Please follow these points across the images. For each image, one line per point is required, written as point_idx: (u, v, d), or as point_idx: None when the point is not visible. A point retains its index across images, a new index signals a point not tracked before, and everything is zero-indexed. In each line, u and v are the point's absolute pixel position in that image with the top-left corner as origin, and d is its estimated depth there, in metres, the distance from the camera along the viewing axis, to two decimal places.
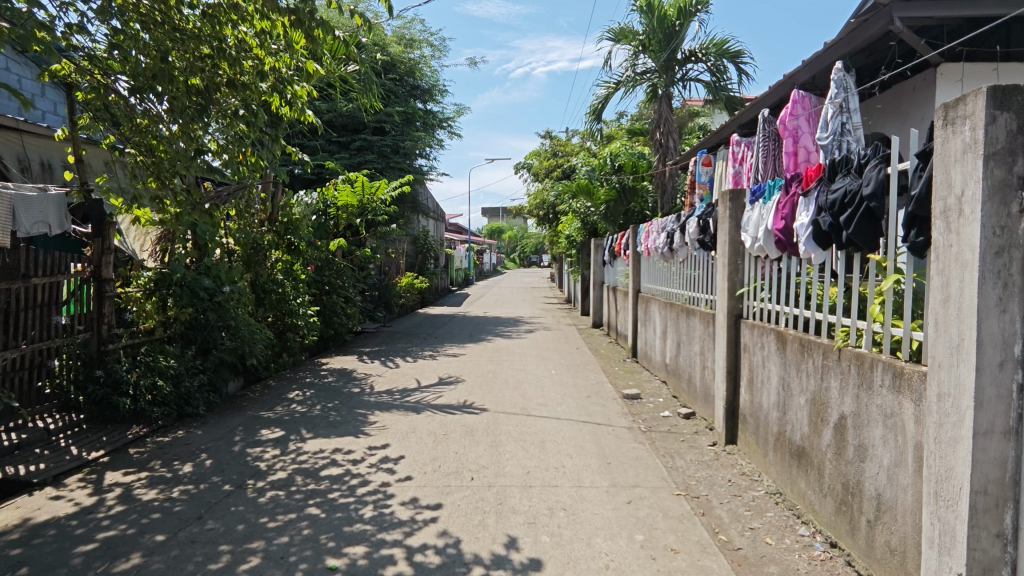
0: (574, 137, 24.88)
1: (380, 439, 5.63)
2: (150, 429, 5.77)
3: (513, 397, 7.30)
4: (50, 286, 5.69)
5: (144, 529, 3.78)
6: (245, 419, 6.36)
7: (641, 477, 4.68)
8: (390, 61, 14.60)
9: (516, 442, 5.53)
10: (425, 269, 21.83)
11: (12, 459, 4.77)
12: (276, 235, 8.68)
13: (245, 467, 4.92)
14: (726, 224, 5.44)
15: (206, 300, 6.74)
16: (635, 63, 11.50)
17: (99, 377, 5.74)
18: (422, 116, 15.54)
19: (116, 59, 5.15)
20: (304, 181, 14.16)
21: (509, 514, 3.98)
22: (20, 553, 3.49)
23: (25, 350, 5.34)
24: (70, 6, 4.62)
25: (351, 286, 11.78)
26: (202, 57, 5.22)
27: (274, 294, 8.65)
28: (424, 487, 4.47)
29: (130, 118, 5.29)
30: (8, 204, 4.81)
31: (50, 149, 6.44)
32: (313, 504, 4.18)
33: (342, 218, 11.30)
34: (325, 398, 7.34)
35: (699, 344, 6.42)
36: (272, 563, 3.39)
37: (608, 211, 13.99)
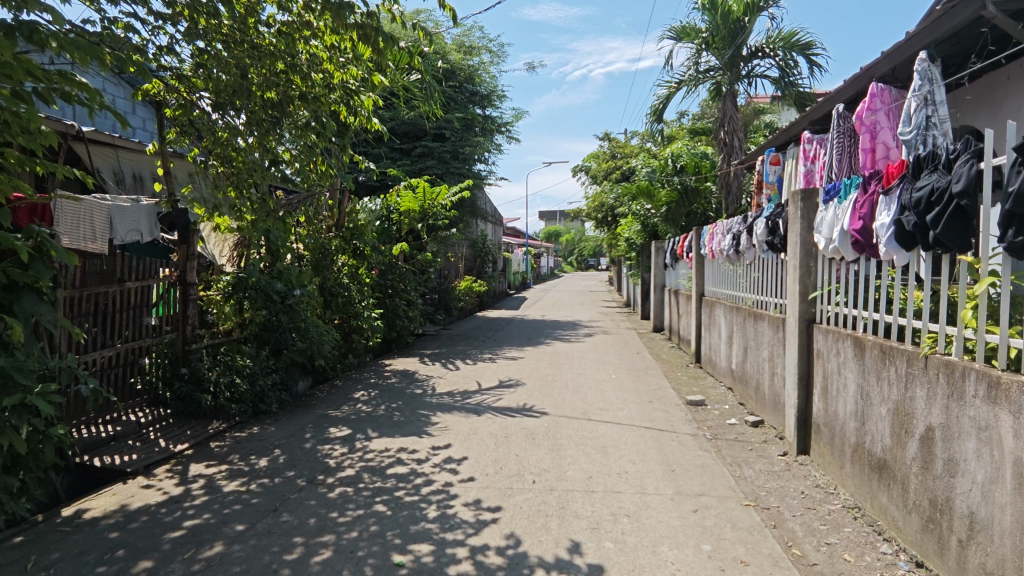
0: (633, 138, 24.55)
1: (443, 440, 5.74)
2: (228, 425, 6.11)
3: (574, 401, 7.26)
4: (142, 289, 6.13)
5: (226, 519, 4.01)
6: (314, 417, 6.62)
7: (707, 486, 4.56)
8: (450, 69, 14.88)
9: (577, 446, 5.51)
10: (483, 272, 22.09)
11: (109, 449, 5.15)
12: (343, 240, 9.02)
13: (316, 463, 5.13)
14: (797, 224, 5.22)
15: (279, 302, 7.09)
16: (698, 61, 11.22)
17: (184, 375, 6.16)
18: (481, 122, 15.74)
19: (200, 75, 5.49)
20: (368, 188, 14.63)
21: (572, 519, 3.97)
22: (118, 537, 3.77)
23: (120, 348, 5.75)
24: (161, 29, 4.98)
25: (413, 289, 12.05)
26: (277, 73, 5.52)
27: (340, 297, 8.96)
28: (487, 489, 4.52)
29: (212, 132, 5.67)
30: (104, 214, 5.21)
31: (141, 163, 6.92)
32: (380, 502, 4.31)
33: (405, 223, 11.58)
34: (389, 399, 7.54)
35: (768, 350, 6.19)
36: (342, 557, 3.51)
37: (669, 213, 13.72)
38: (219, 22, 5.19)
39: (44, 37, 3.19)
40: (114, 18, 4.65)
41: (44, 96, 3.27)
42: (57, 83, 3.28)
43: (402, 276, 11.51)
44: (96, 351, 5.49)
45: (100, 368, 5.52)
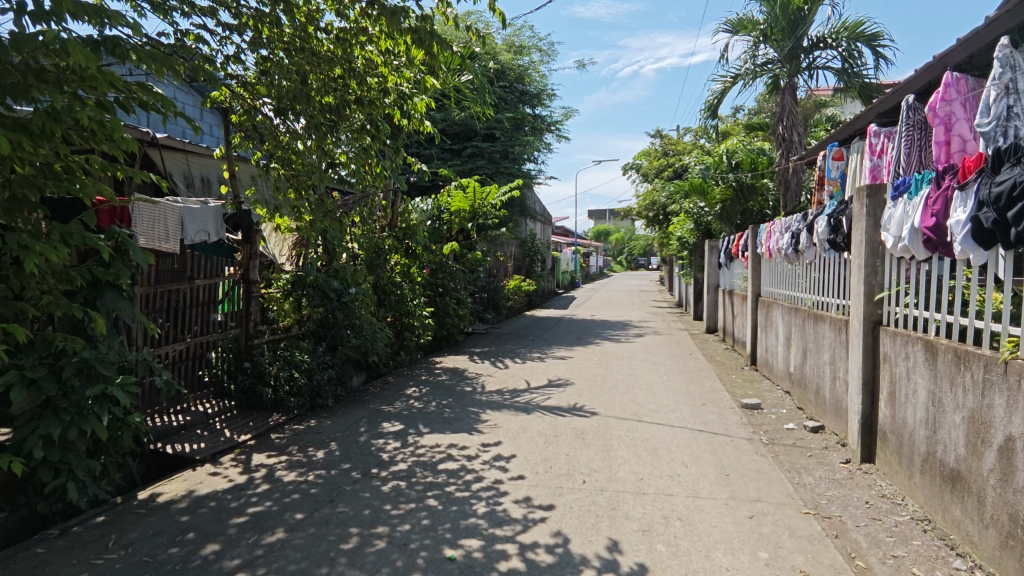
0: (686, 135, 23.99)
1: (493, 437, 5.79)
2: (288, 417, 6.37)
3: (624, 402, 7.18)
4: (209, 287, 6.43)
5: (286, 507, 4.18)
6: (368, 412, 6.81)
7: (763, 492, 4.42)
8: (501, 69, 14.97)
9: (628, 447, 5.45)
10: (531, 272, 22.14)
11: (179, 437, 5.45)
12: (395, 240, 9.23)
13: (370, 457, 5.28)
14: (862, 221, 5.00)
15: (335, 300, 7.33)
16: (755, 54, 10.88)
17: (247, 368, 6.49)
18: (531, 121, 15.78)
19: (262, 82, 5.75)
20: (420, 188, 14.90)
21: (623, 520, 3.94)
22: (188, 520, 3.98)
23: (189, 343, 6.07)
24: (228, 40, 5.24)
25: (463, 288, 12.20)
26: (335, 78, 5.74)
27: (393, 295, 9.17)
28: (536, 487, 4.53)
29: (274, 136, 5.92)
30: (176, 216, 5.52)
31: (209, 166, 7.26)
32: (431, 496, 4.40)
33: (455, 222, 11.74)
34: (439, 396, 7.67)
35: (829, 353, 5.94)
36: (396, 548, 3.61)
37: (724, 211, 13.37)
38: (281, 30, 5.42)
39: (125, 50, 3.41)
40: (185, 30, 4.95)
41: (125, 106, 3.49)
42: (136, 94, 3.51)
43: (452, 275, 11.67)
44: (169, 344, 5.82)
45: (172, 361, 5.86)
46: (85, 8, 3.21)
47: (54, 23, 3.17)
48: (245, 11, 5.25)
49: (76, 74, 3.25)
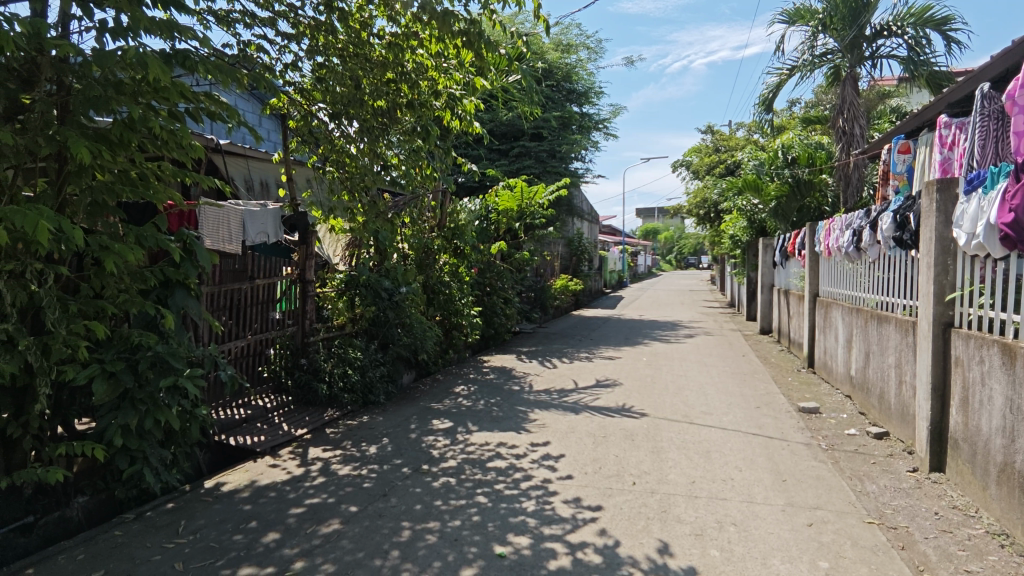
0: (739, 130, 23.32)
1: (542, 437, 5.80)
2: (342, 413, 6.56)
3: (675, 403, 7.05)
4: (269, 286, 6.68)
5: (342, 500, 4.32)
6: (418, 409, 6.94)
7: (823, 499, 4.26)
8: (548, 68, 14.97)
9: (679, 450, 5.36)
10: (578, 271, 21.98)
11: (242, 430, 5.70)
12: (444, 240, 9.39)
13: (420, 453, 5.39)
14: (933, 217, 4.74)
15: (386, 299, 7.51)
16: (814, 45, 10.46)
17: (303, 365, 6.75)
18: (578, 120, 15.73)
19: (318, 88, 5.97)
20: (467, 189, 15.04)
21: (674, 523, 3.87)
22: (250, 509, 4.17)
23: (250, 340, 6.33)
24: (286, 49, 5.48)
25: (510, 287, 12.26)
26: (386, 83, 5.88)
27: (441, 295, 9.29)
28: (585, 487, 4.52)
29: (329, 140, 6.11)
30: (237, 218, 5.78)
31: (268, 170, 7.53)
32: (481, 493, 4.45)
33: (502, 222, 11.80)
34: (487, 394, 7.74)
35: (895, 356, 5.66)
36: (447, 543, 3.66)
37: (778, 208, 12.92)
38: (336, 37, 5.60)
39: (194, 63, 3.59)
40: (247, 41, 5.19)
41: (194, 116, 3.71)
42: (204, 103, 3.70)
43: (500, 275, 11.73)
44: (232, 341, 6.07)
45: (235, 357, 6.10)
46: (158, 25, 3.41)
47: (130, 39, 3.38)
48: (302, 20, 5.45)
49: (150, 86, 3.44)
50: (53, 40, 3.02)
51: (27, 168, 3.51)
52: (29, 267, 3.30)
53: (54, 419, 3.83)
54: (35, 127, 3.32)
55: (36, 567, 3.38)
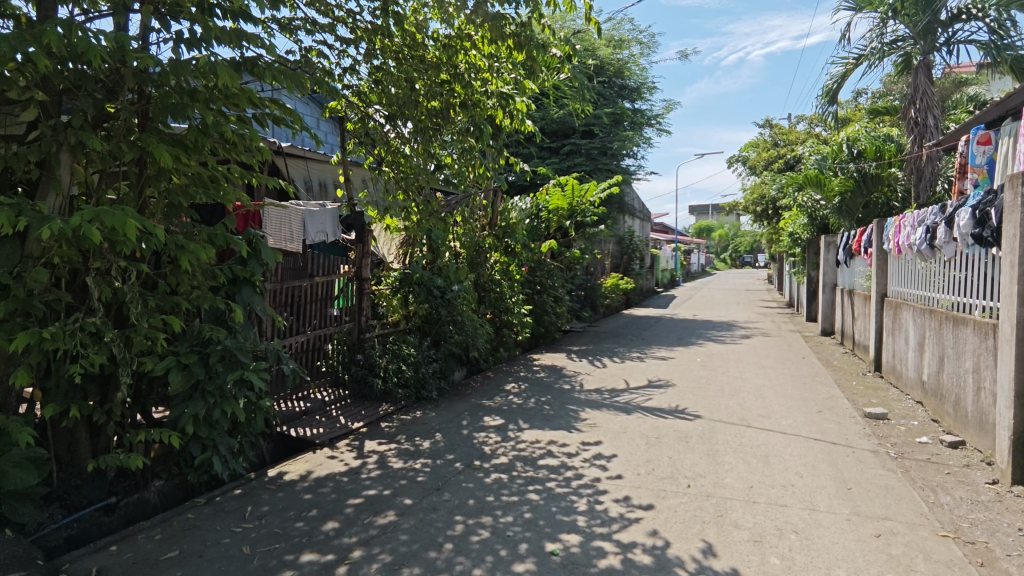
0: (799, 123, 22.43)
1: (593, 436, 5.77)
2: (396, 408, 6.71)
3: (731, 406, 6.87)
4: (327, 284, 6.90)
5: (397, 492, 4.43)
6: (469, 406, 7.03)
7: (892, 510, 4.05)
8: (600, 65, 14.88)
9: (735, 453, 5.22)
10: (630, 270, 21.69)
11: (302, 422, 5.92)
12: (495, 238, 9.49)
13: (473, 449, 5.46)
14: (1015, 214, 4.43)
15: (439, 297, 7.61)
16: (883, 32, 9.94)
17: (360, 360, 6.95)
18: (631, 116, 15.55)
19: (374, 90, 6.12)
20: (518, 187, 15.08)
21: (731, 528, 3.78)
22: (311, 498, 4.33)
23: (310, 335, 6.56)
24: (344, 54, 5.66)
25: (560, 286, 12.23)
26: (441, 84, 6.01)
27: (492, 293, 9.33)
28: (638, 488, 4.46)
29: (385, 142, 6.29)
30: (299, 219, 5.99)
31: (326, 172, 7.74)
32: (533, 490, 4.47)
33: (553, 220, 11.79)
34: (538, 392, 7.76)
35: (971, 360, 5.34)
36: (500, 539, 3.70)
37: (842, 204, 12.33)
38: (392, 40, 5.73)
39: (261, 70, 3.76)
40: (308, 47, 5.39)
41: (261, 121, 3.89)
42: (269, 109, 3.88)
43: (550, 273, 11.72)
44: (293, 336, 6.31)
45: (296, 351, 6.34)
46: (228, 34, 3.59)
47: (203, 48, 3.56)
48: (360, 24, 5.58)
49: (221, 93, 3.62)
50: (135, 52, 3.22)
51: (112, 172, 3.77)
52: (114, 265, 3.57)
53: (134, 407, 4.08)
54: (119, 134, 3.57)
55: (119, 544, 3.63)
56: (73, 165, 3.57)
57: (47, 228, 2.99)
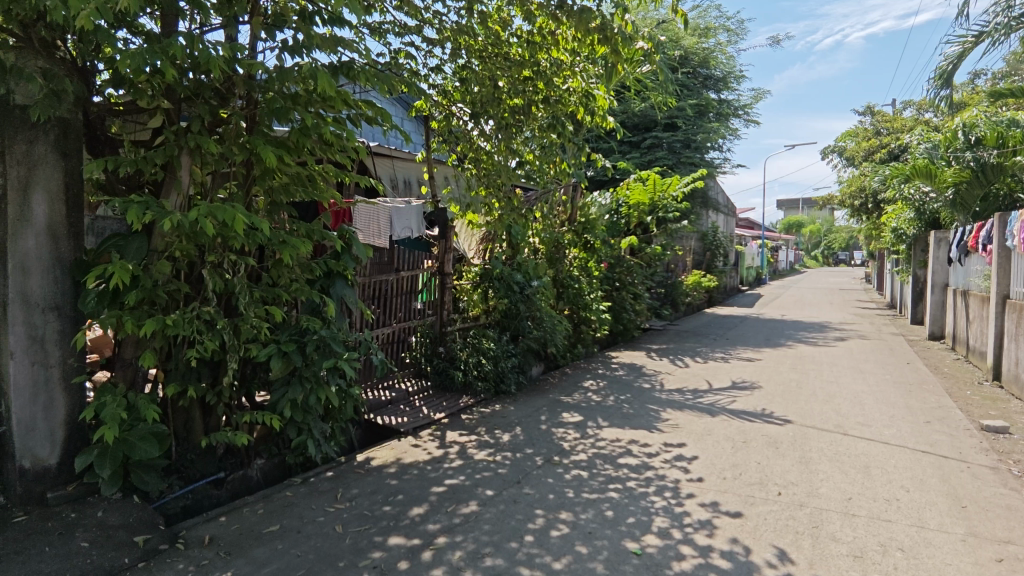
0: (906, 109, 20.70)
1: (676, 437, 5.61)
2: (476, 400, 6.86)
3: (825, 412, 6.46)
4: (412, 278, 7.09)
5: (478, 483, 4.52)
6: (548, 401, 7.05)
7: (1016, 533, 3.67)
8: (685, 55, 14.43)
9: (831, 462, 4.91)
10: (713, 267, 20.88)
11: (388, 411, 6.16)
12: (574, 234, 9.50)
13: (552, 444, 5.47)
14: None
15: (518, 292, 7.71)
16: (1011, 5, 8.93)
17: (442, 353, 7.13)
18: (716, 107, 14.99)
19: (458, 88, 6.22)
20: (597, 182, 14.89)
21: (828, 541, 3.57)
22: (397, 484, 4.51)
23: (396, 327, 6.78)
24: (430, 54, 5.80)
25: (640, 282, 11.96)
26: (525, 81, 6.07)
27: (571, 289, 9.23)
28: (725, 493, 4.30)
29: (468, 139, 6.41)
30: (386, 215, 6.15)
31: (411, 170, 7.83)
32: (613, 489, 4.41)
33: (634, 216, 11.56)
34: (617, 390, 7.66)
35: None
36: (581, 535, 3.69)
37: (957, 197, 11.39)
38: (476, 40, 5.82)
39: (356, 73, 3.95)
40: (397, 48, 5.58)
41: (355, 121, 4.10)
42: (361, 110, 4.08)
43: (630, 270, 11.49)
44: (380, 328, 6.57)
45: (383, 342, 6.61)
46: (326, 41, 3.79)
47: (304, 54, 3.78)
48: (446, 25, 5.69)
49: (319, 96, 3.84)
50: (245, 61, 3.47)
51: (223, 174, 4.05)
52: (226, 258, 3.88)
53: (240, 390, 4.39)
54: (231, 137, 3.84)
55: (227, 516, 3.94)
56: (191, 167, 3.90)
57: (170, 221, 3.29)
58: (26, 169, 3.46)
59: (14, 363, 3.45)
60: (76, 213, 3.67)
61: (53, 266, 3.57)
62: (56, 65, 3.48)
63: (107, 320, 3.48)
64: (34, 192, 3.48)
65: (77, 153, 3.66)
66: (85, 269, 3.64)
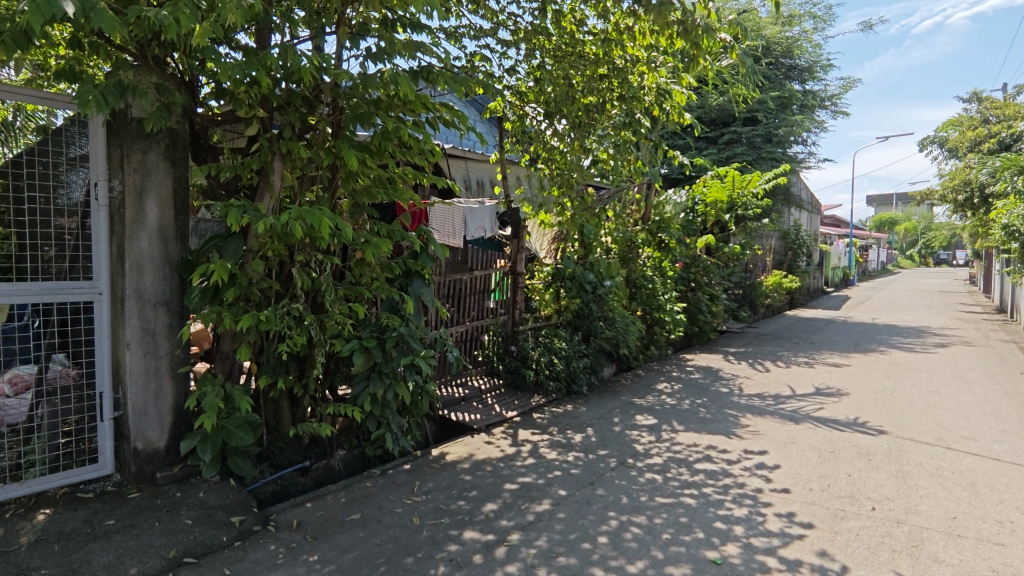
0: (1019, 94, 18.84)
1: (756, 444, 5.38)
2: (547, 400, 6.86)
3: (924, 423, 5.99)
4: (485, 277, 7.18)
5: (551, 482, 4.52)
6: (620, 403, 6.94)
7: None
8: (767, 45, 13.80)
9: (932, 477, 4.55)
10: (795, 267, 19.84)
11: (461, 407, 6.28)
12: (648, 233, 9.31)
13: (625, 446, 5.39)
14: None
15: (590, 292, 7.64)
16: None
17: (514, 352, 7.15)
18: (800, 98, 14.27)
19: (532, 88, 6.23)
20: (672, 180, 14.55)
21: (930, 562, 3.31)
22: (471, 480, 4.59)
23: (469, 326, 6.90)
24: (505, 55, 5.86)
25: (717, 283, 11.55)
26: (599, 78, 6.02)
27: (645, 289, 9.04)
28: (812, 505, 4.08)
29: (541, 140, 6.41)
30: (460, 216, 6.24)
31: (484, 171, 7.93)
32: (689, 495, 4.29)
33: (711, 214, 11.20)
34: (693, 394, 7.43)
35: None
36: (656, 540, 3.62)
37: None
38: (551, 39, 5.85)
39: (435, 76, 4.03)
40: (473, 52, 5.67)
41: (433, 124, 4.22)
42: (439, 113, 4.16)
43: (707, 270, 11.13)
44: (454, 325, 6.69)
45: (457, 340, 6.73)
46: (406, 46, 3.90)
47: (386, 61, 3.92)
48: (521, 26, 5.74)
49: (401, 100, 3.99)
50: (332, 69, 3.64)
51: (309, 177, 4.29)
52: (313, 257, 4.10)
53: (325, 383, 4.60)
54: (319, 143, 4.05)
55: (313, 502, 4.15)
56: (282, 171, 4.12)
57: (264, 223, 3.51)
58: (141, 176, 3.77)
59: (130, 353, 3.77)
60: (182, 216, 3.98)
61: (163, 266, 3.89)
62: (168, 80, 3.77)
63: (209, 315, 3.76)
64: (148, 197, 3.80)
65: (184, 161, 3.96)
66: (189, 268, 3.95)
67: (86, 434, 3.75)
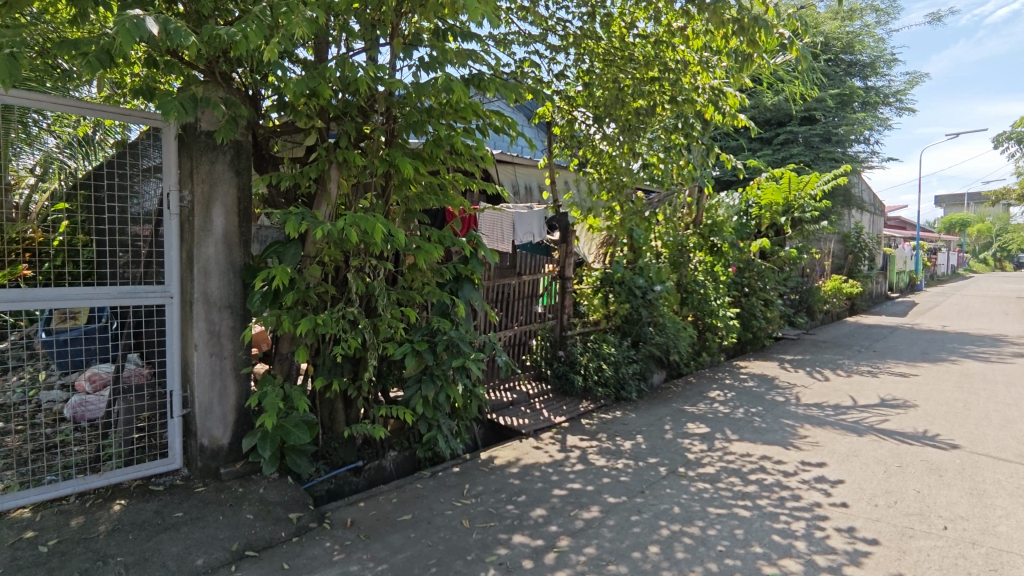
0: None
1: (816, 456, 5.17)
2: (596, 406, 6.79)
3: (1002, 439, 5.60)
4: (533, 282, 7.20)
5: (600, 489, 4.48)
6: (671, 410, 6.80)
7: None
8: (826, 41, 13.31)
9: (1011, 497, 4.25)
10: (856, 271, 18.97)
11: (510, 411, 6.29)
12: (699, 237, 9.09)
13: (677, 455, 5.27)
14: None
15: (640, 297, 7.55)
16: None
17: (562, 357, 7.11)
18: (862, 95, 13.68)
19: (580, 93, 6.23)
20: (725, 182, 14.20)
21: None
22: (520, 484, 4.60)
23: (517, 330, 6.93)
24: (553, 61, 5.88)
25: (772, 288, 11.17)
26: (650, 82, 5.90)
27: (696, 294, 8.84)
28: (877, 522, 3.89)
29: (590, 145, 6.44)
30: (508, 220, 6.28)
31: (533, 176, 7.96)
32: (744, 506, 4.16)
33: (765, 217, 10.85)
34: (747, 402, 7.20)
35: None
36: (710, 551, 3.52)
37: None
38: (599, 42, 5.83)
39: (486, 83, 4.09)
40: (522, 59, 5.71)
41: (484, 131, 4.26)
42: (491, 120, 4.23)
43: (761, 274, 10.78)
44: (502, 330, 6.74)
45: (505, 344, 6.77)
46: (457, 55, 3.97)
47: (438, 69, 3.97)
48: (570, 31, 5.74)
49: (453, 107, 4.03)
50: (385, 79, 3.72)
51: (362, 185, 4.38)
52: (368, 263, 4.20)
53: (377, 385, 4.70)
54: (373, 151, 4.14)
55: (366, 502, 4.25)
56: (339, 179, 4.25)
57: (321, 230, 3.64)
58: (208, 186, 3.97)
59: (198, 354, 3.98)
60: (245, 224, 4.16)
61: (228, 271, 4.07)
62: (233, 94, 3.97)
63: (270, 318, 3.92)
64: (214, 206, 4.00)
65: (247, 171, 4.14)
66: (252, 273, 4.13)
67: (157, 430, 3.97)
